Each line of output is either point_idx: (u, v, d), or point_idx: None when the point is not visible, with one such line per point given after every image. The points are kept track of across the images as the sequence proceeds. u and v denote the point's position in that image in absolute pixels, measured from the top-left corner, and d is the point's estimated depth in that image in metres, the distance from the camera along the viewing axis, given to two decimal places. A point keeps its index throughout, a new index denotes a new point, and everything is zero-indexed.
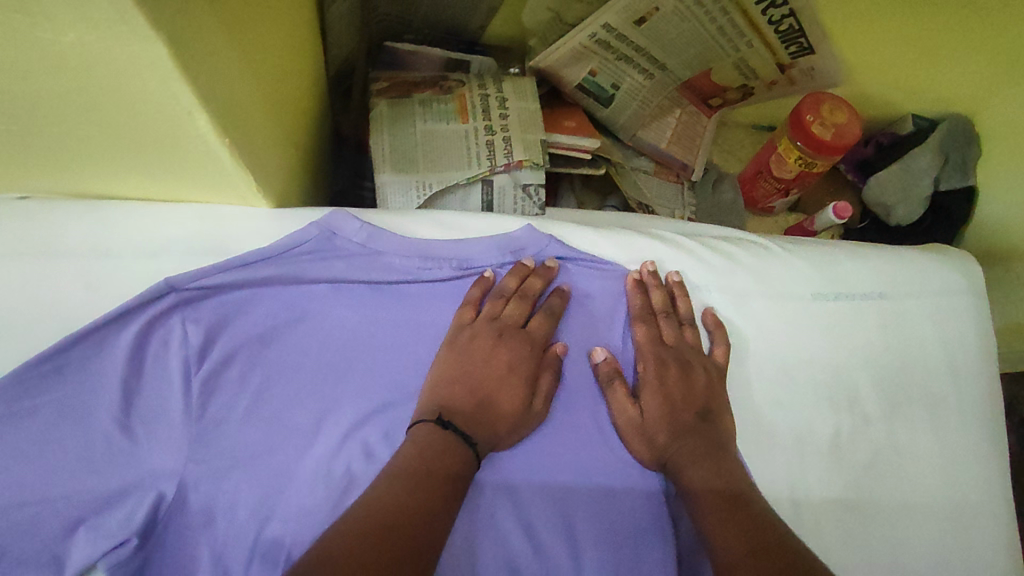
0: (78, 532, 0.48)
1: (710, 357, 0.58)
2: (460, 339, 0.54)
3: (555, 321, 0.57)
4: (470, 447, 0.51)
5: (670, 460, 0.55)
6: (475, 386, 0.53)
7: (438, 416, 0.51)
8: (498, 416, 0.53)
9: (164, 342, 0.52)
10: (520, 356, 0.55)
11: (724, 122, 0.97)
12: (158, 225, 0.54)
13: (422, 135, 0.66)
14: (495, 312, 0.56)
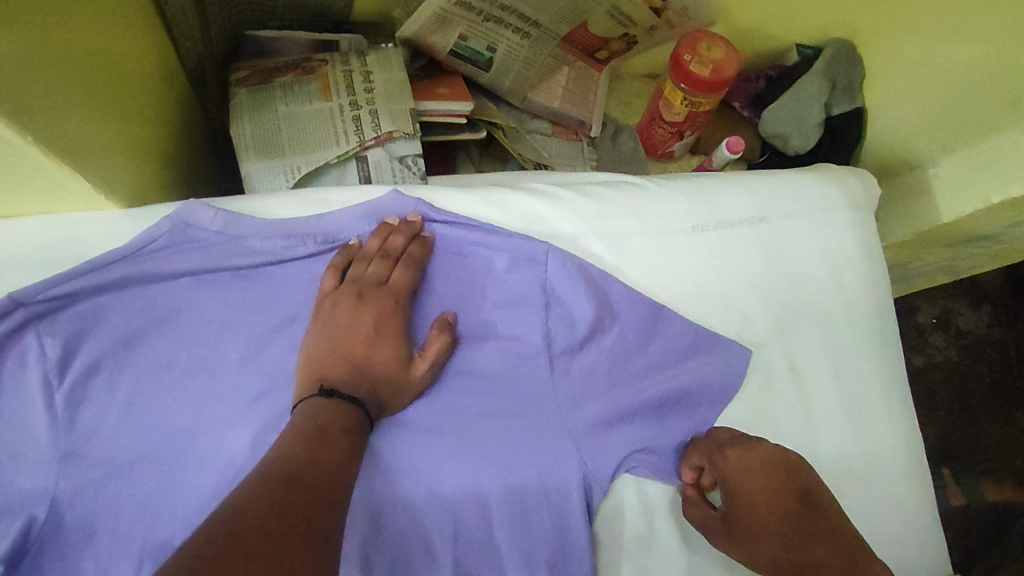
0: None
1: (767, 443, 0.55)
2: (325, 310, 0.53)
3: (417, 268, 0.56)
4: (359, 408, 0.49)
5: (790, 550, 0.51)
6: (346, 352, 0.51)
7: (321, 387, 0.49)
8: (379, 380, 0.52)
9: (21, 359, 0.49)
10: (384, 312, 0.54)
11: (617, 75, 0.97)
12: (1, 241, 0.51)
13: (286, 118, 0.65)
14: (357, 274, 0.55)
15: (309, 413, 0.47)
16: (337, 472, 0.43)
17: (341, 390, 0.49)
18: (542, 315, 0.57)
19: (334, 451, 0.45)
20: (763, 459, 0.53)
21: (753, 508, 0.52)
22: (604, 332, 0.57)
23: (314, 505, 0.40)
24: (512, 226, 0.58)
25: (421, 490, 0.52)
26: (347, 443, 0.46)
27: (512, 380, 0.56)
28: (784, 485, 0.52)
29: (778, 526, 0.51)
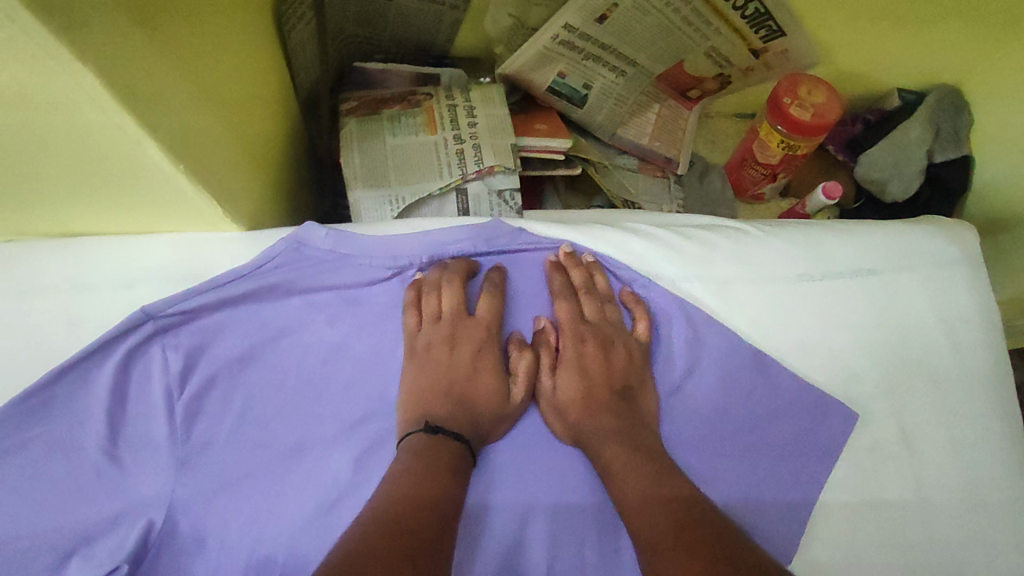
0: (71, 563, 0.48)
1: (631, 334, 0.57)
2: (418, 347, 0.56)
3: (501, 297, 0.57)
4: (462, 445, 0.51)
5: (583, 430, 0.54)
6: (445, 387, 0.54)
7: (426, 424, 0.51)
8: (481, 413, 0.53)
9: (147, 369, 0.53)
10: (477, 344, 0.56)
11: (707, 114, 0.97)
12: (136, 256, 0.56)
13: (392, 150, 0.67)
14: (435, 311, 0.56)
15: (417, 453, 0.49)
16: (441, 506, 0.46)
17: (445, 428, 0.51)
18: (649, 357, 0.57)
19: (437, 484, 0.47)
20: (594, 348, 0.56)
21: (568, 386, 0.55)
22: (703, 376, 0.57)
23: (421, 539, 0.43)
24: (617, 259, 0.59)
25: (517, 527, 0.51)
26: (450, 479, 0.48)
27: None
28: (598, 383, 0.55)
29: (585, 416, 0.54)
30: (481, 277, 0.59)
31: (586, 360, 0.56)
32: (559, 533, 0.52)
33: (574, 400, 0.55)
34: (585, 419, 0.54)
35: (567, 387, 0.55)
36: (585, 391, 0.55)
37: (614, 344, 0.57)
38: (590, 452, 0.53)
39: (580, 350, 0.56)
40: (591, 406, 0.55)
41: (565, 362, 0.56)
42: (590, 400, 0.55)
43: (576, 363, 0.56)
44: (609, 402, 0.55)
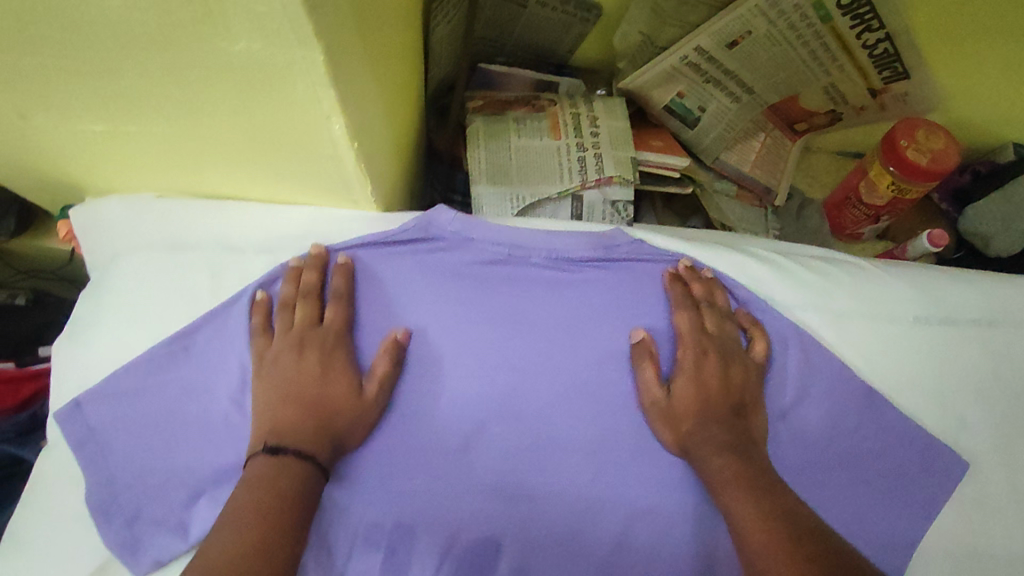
0: (198, 502, 0.52)
1: (748, 353, 0.57)
2: (265, 362, 0.53)
3: (346, 304, 0.55)
4: (304, 458, 0.48)
5: (692, 443, 0.53)
6: (290, 400, 0.51)
7: (265, 446, 0.49)
8: (327, 420, 0.51)
9: (277, 329, 0.56)
10: (325, 350, 0.53)
11: (808, 148, 0.97)
12: (277, 223, 0.59)
13: (516, 150, 0.69)
14: (288, 323, 0.54)
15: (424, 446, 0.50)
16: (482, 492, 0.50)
17: (287, 445, 0.49)
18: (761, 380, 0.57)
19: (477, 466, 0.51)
20: (712, 358, 0.56)
21: (684, 397, 0.54)
22: (812, 405, 0.57)
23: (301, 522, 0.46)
24: (734, 279, 0.61)
25: (618, 525, 0.54)
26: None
27: None
28: (716, 397, 0.54)
29: (698, 428, 0.53)
30: (590, 284, 0.59)
31: (706, 372, 0.55)
32: (659, 535, 0.54)
33: (688, 411, 0.54)
34: (698, 431, 0.53)
35: (684, 396, 0.54)
36: (700, 402, 0.54)
37: (733, 363, 0.56)
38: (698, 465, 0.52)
39: (702, 362, 0.56)
40: (708, 418, 0.54)
41: (682, 373, 0.55)
42: (704, 411, 0.54)
43: (693, 372, 0.55)
44: (722, 418, 0.54)
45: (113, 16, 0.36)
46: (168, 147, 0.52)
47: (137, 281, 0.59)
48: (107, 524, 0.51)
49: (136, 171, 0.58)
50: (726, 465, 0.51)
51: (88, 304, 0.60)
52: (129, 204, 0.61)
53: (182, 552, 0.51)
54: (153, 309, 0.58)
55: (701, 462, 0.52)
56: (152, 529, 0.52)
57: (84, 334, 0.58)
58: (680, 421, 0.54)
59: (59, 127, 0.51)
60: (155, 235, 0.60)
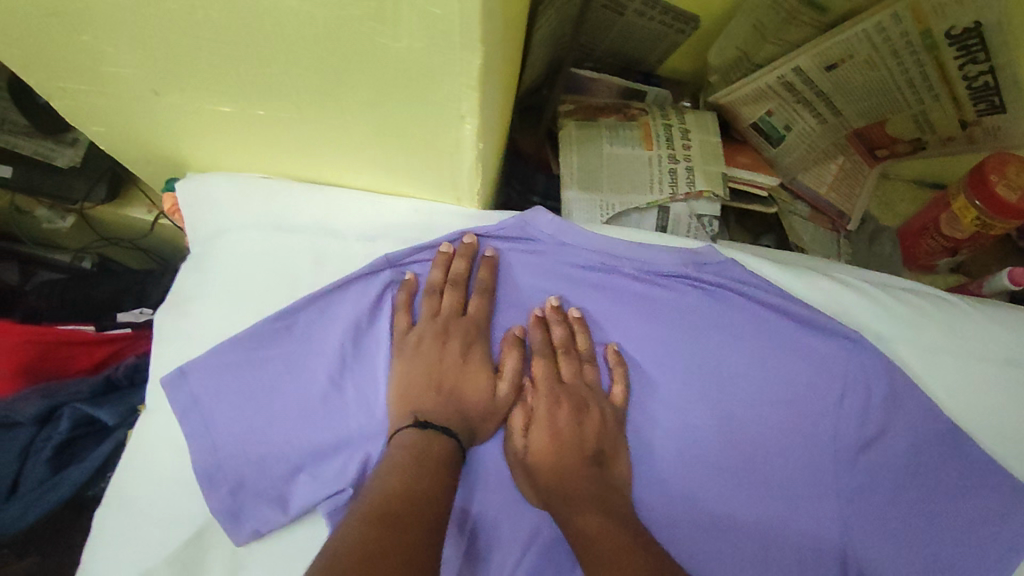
0: (299, 476, 0.55)
1: (607, 396, 0.58)
2: (407, 346, 0.57)
3: (489, 296, 0.59)
4: (451, 438, 0.53)
5: (551, 496, 0.54)
6: (437, 381, 0.55)
7: (416, 419, 0.53)
8: (466, 407, 0.56)
9: (376, 315, 0.58)
10: (467, 339, 0.57)
11: (885, 174, 0.97)
12: (381, 212, 0.61)
13: (608, 157, 0.70)
14: (433, 308, 0.58)
15: (531, 454, 0.56)
16: (589, 494, 0.53)
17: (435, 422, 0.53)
18: (855, 411, 0.58)
19: (569, 476, 0.54)
20: (556, 401, 0.57)
21: (544, 445, 0.55)
22: (895, 437, 0.58)
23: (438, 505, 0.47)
24: (826, 305, 0.61)
25: (695, 529, 0.57)
26: (598, 472, 0.55)
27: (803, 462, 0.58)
28: (570, 448, 0.55)
29: (562, 478, 0.54)
30: (679, 299, 0.59)
31: (559, 419, 0.56)
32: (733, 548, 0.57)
33: (539, 457, 0.55)
34: (569, 485, 0.54)
35: (539, 445, 0.55)
36: (554, 450, 0.55)
37: (589, 407, 0.57)
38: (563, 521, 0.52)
39: (553, 409, 0.57)
40: (560, 469, 0.55)
41: (539, 422, 0.56)
42: (558, 462, 0.55)
43: (548, 419, 0.56)
44: (581, 462, 0.55)
45: (286, 4, 0.37)
46: (288, 131, 0.54)
47: (240, 258, 0.61)
48: (213, 492, 0.53)
49: (250, 151, 0.60)
50: (595, 525, 0.51)
51: (190, 277, 0.62)
52: (237, 182, 0.63)
53: (283, 523, 0.54)
54: (255, 287, 0.60)
55: (559, 511, 0.53)
56: (255, 499, 0.54)
57: (187, 306, 0.61)
58: (535, 471, 0.55)
59: (187, 104, 0.53)
60: (257, 214, 0.62)
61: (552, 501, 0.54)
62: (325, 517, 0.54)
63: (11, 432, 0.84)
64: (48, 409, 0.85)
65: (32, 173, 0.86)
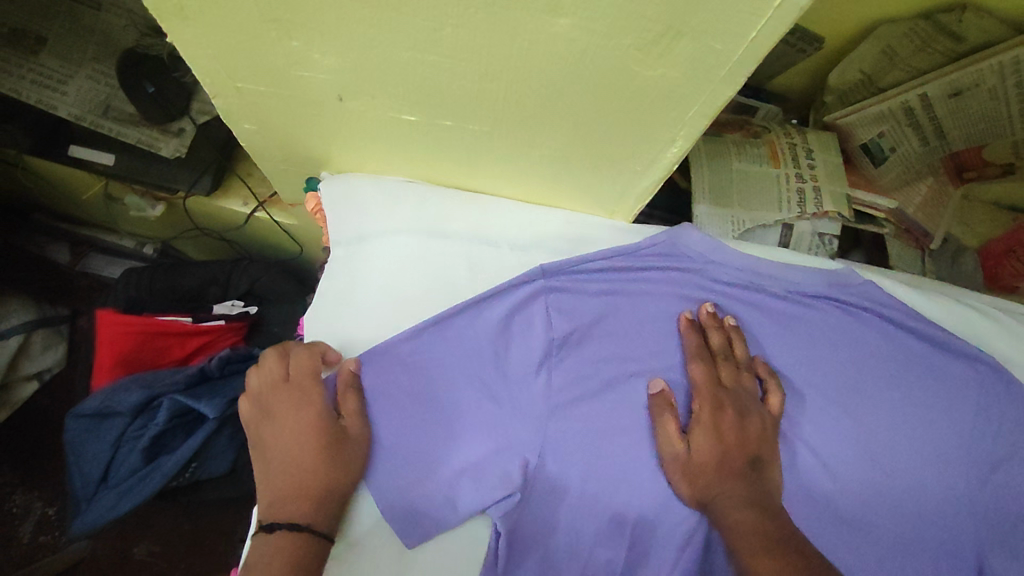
0: (461, 479, 0.56)
1: (764, 405, 0.59)
2: (252, 421, 0.56)
3: (637, 307, 0.61)
4: (300, 536, 0.50)
5: (710, 499, 0.55)
6: (272, 458, 0.54)
7: (264, 521, 0.51)
8: (311, 480, 0.52)
9: (530, 324, 0.59)
10: (297, 402, 0.55)
11: (966, 197, 0.98)
12: (534, 222, 0.62)
13: (737, 174, 0.71)
14: (277, 382, 0.56)
15: (690, 460, 0.56)
16: (742, 497, 0.54)
17: (282, 522, 0.51)
18: (989, 431, 0.60)
19: (724, 478, 0.55)
20: (721, 402, 0.57)
21: (702, 445, 0.56)
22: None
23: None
24: (957, 328, 0.64)
25: (838, 542, 0.59)
26: (755, 476, 0.56)
27: (943, 483, 0.60)
28: (733, 450, 0.56)
29: (716, 477, 0.55)
30: (823, 318, 0.62)
31: (722, 424, 0.57)
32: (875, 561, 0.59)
33: (691, 457, 0.56)
34: (725, 485, 0.55)
35: (700, 448, 0.56)
36: (715, 452, 0.56)
37: (750, 412, 0.58)
38: (722, 522, 0.53)
39: (717, 415, 0.57)
40: (716, 469, 0.55)
41: (699, 426, 0.57)
42: (718, 463, 0.56)
43: (710, 424, 0.57)
44: (739, 465, 0.56)
45: (551, 30, 0.37)
46: (468, 140, 0.54)
47: (393, 262, 0.62)
48: (383, 496, 0.55)
49: (409, 157, 0.61)
50: (743, 523, 0.52)
51: (331, 279, 0.62)
52: (386, 188, 0.64)
53: (450, 524, 0.56)
54: (409, 290, 0.61)
55: (715, 508, 0.54)
56: (424, 502, 0.55)
57: (335, 308, 0.61)
58: (694, 474, 0.56)
59: (369, 110, 0.53)
60: (408, 219, 0.62)
61: (705, 501, 0.55)
62: (494, 520, 0.56)
63: (109, 420, 0.85)
64: (146, 399, 0.84)
65: (138, 163, 0.85)
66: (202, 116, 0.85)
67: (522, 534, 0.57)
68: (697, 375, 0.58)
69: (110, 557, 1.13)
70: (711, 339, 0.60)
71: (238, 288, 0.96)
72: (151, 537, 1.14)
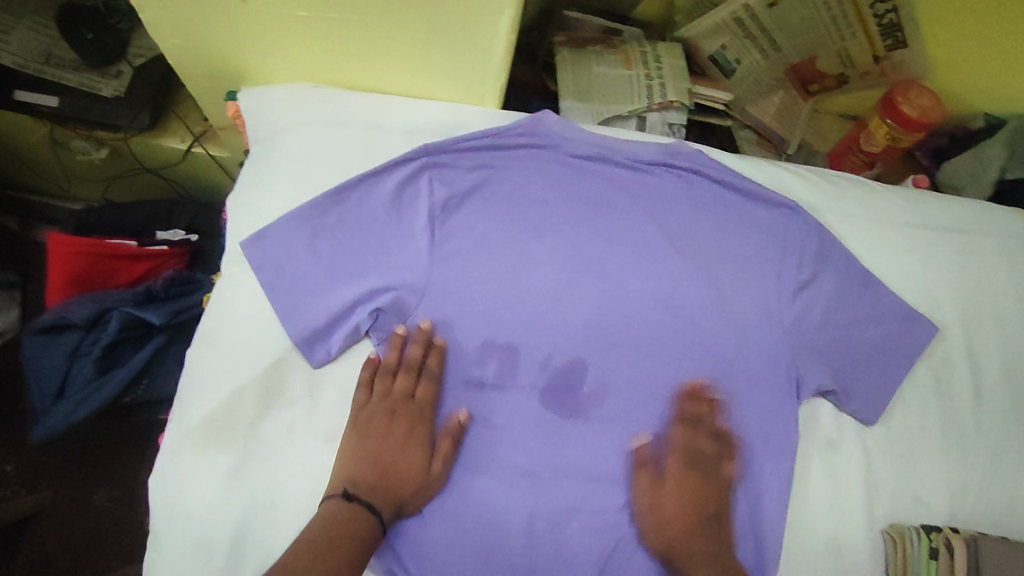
0: (356, 310, 0.67)
1: (723, 465, 0.69)
2: (360, 420, 0.65)
3: (502, 175, 0.73)
4: (374, 514, 0.60)
5: (671, 542, 0.65)
6: (377, 459, 0.64)
7: (343, 491, 0.61)
8: (400, 487, 0.63)
9: (417, 193, 0.71)
10: (411, 426, 0.66)
11: (817, 110, 1.13)
12: (420, 112, 0.75)
13: (597, 76, 0.85)
14: (385, 389, 0.67)
15: (662, 517, 0.66)
16: (705, 544, 0.65)
17: (361, 496, 0.61)
18: (795, 261, 0.74)
19: (691, 535, 0.65)
20: (705, 464, 0.68)
21: (665, 500, 0.67)
22: (823, 281, 0.74)
23: (363, 558, 0.58)
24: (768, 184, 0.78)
25: (672, 357, 0.72)
26: (712, 529, 0.66)
27: (760, 305, 0.73)
28: (697, 500, 0.67)
29: (675, 522, 0.66)
30: (658, 179, 0.76)
31: (687, 483, 0.67)
32: (705, 371, 0.71)
33: (660, 505, 0.67)
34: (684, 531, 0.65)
35: (663, 501, 0.67)
36: (681, 506, 0.66)
37: (715, 474, 0.68)
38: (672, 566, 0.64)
39: (684, 475, 0.68)
40: (679, 520, 0.66)
41: (667, 482, 0.68)
42: (687, 511, 0.66)
43: (679, 483, 0.67)
44: (699, 523, 0.66)
45: None
46: (353, 33, 0.67)
47: (301, 149, 0.73)
48: (290, 322, 0.66)
49: (311, 58, 0.73)
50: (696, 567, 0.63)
51: (253, 168, 0.74)
52: (292, 92, 0.75)
53: (340, 348, 0.67)
54: (315, 171, 0.72)
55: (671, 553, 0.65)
56: (322, 329, 0.67)
57: (255, 190, 0.72)
58: (681, 528, 0.65)
59: (268, 10, 0.65)
60: (315, 115, 0.74)
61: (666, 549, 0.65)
62: (377, 345, 0.68)
63: (64, 334, 0.95)
64: (97, 313, 0.94)
65: (79, 102, 0.94)
66: (138, 59, 0.95)
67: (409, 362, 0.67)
68: (676, 436, 0.69)
69: (70, 503, 1.18)
70: (693, 411, 0.70)
71: (180, 221, 1.08)
72: (111, 481, 1.20)
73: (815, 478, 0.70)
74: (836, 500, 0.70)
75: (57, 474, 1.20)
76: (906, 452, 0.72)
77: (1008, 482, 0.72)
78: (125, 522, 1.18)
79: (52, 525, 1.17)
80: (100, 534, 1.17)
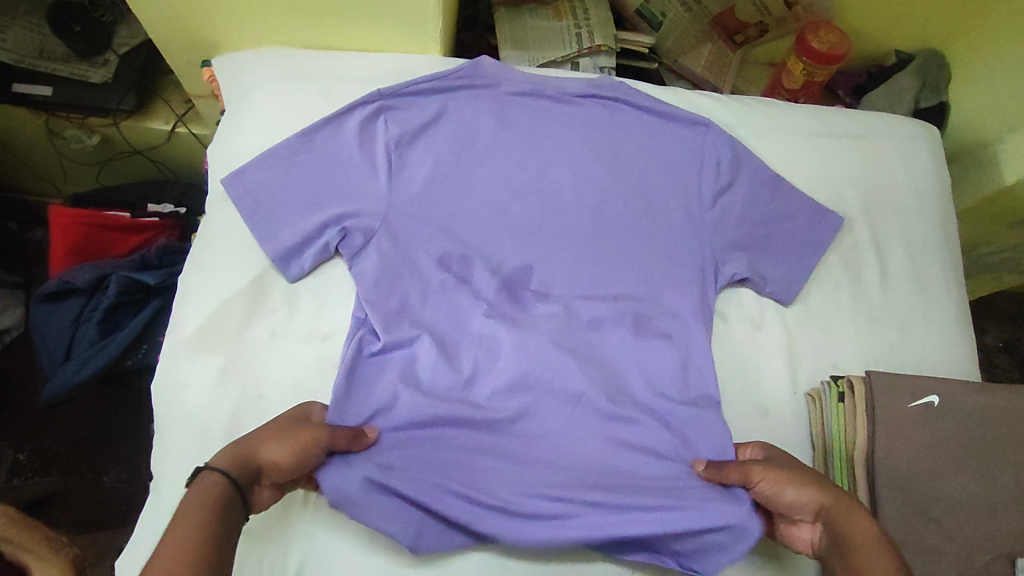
0: (326, 232, 0.76)
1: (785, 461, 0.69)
2: None
3: (449, 113, 0.82)
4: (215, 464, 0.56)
5: (825, 519, 0.61)
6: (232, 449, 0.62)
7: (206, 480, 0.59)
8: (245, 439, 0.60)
9: (374, 132, 0.79)
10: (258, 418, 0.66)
11: (746, 59, 1.24)
12: (373, 63, 0.86)
13: (531, 28, 0.96)
14: None
15: (792, 502, 0.63)
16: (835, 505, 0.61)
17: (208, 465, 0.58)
18: (713, 170, 0.83)
19: (818, 502, 0.62)
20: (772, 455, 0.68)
21: (783, 498, 0.64)
22: (738, 186, 0.83)
23: (220, 501, 0.53)
24: (689, 109, 0.88)
25: (611, 261, 0.80)
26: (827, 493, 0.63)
27: (683, 210, 0.81)
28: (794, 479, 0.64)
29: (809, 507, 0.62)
30: (588, 108, 0.85)
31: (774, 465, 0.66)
32: (641, 270, 0.80)
33: (791, 501, 0.63)
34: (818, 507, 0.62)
35: (798, 498, 0.63)
36: (795, 487, 0.63)
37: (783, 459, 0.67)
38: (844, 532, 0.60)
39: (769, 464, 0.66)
40: (809, 504, 0.62)
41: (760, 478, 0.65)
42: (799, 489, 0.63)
43: (767, 472, 0.65)
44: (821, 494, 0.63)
45: None
46: None
47: (268, 102, 0.83)
48: (271, 243, 0.76)
49: (272, 23, 0.83)
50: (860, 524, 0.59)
51: (227, 121, 0.83)
52: (259, 53, 0.85)
53: (315, 263, 0.77)
54: (284, 119, 0.82)
55: (840, 530, 0.60)
56: (299, 249, 0.76)
57: (230, 140, 0.82)
58: (816, 508, 0.62)
59: None
60: (280, 72, 0.84)
61: (835, 533, 0.60)
62: (348, 263, 0.76)
63: (68, 299, 1.04)
64: (98, 278, 1.03)
65: (71, 91, 1.05)
66: (123, 48, 1.05)
67: (379, 278, 0.75)
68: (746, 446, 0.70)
69: (78, 489, 1.18)
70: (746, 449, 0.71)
71: (170, 197, 1.18)
72: (118, 463, 1.20)
73: (745, 355, 0.80)
74: (761, 373, 0.79)
75: (65, 462, 1.20)
76: (822, 327, 0.82)
77: (912, 347, 0.82)
78: (134, 500, 1.18)
79: (63, 508, 1.17)
80: (108, 516, 1.17)
